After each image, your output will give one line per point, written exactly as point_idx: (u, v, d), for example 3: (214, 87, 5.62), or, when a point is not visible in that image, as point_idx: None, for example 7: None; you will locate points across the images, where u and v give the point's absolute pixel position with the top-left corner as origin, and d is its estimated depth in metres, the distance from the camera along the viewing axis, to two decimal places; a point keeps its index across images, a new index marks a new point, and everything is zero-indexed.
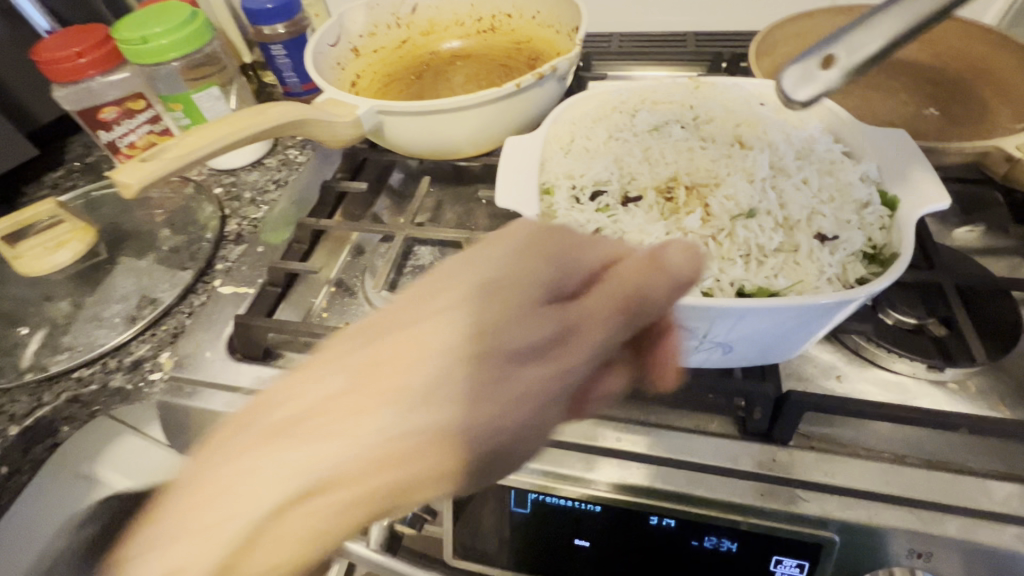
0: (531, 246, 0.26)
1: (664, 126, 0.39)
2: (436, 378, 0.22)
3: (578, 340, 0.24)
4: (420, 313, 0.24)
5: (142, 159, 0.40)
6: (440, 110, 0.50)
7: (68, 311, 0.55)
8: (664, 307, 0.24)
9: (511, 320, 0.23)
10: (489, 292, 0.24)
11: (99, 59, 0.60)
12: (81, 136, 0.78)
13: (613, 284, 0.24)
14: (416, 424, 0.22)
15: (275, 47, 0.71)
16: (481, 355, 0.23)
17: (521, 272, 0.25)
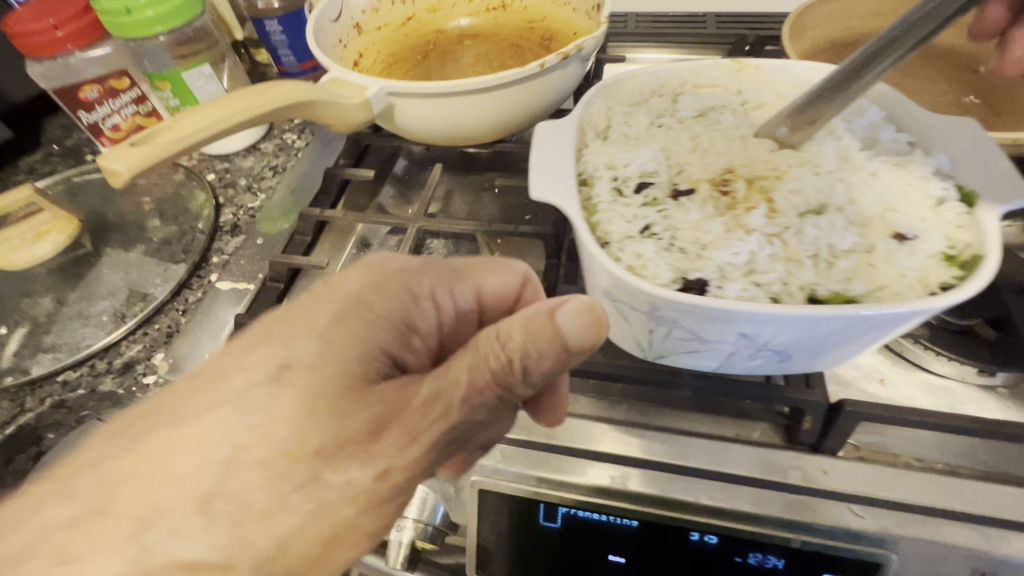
0: (349, 319, 0.32)
1: (710, 111, 0.36)
2: (253, 454, 0.27)
3: (397, 433, 0.28)
4: (218, 390, 0.28)
5: (131, 144, 0.36)
6: (458, 93, 0.46)
7: (50, 308, 0.51)
8: (536, 367, 0.31)
9: (337, 409, 0.28)
10: (347, 319, 0.32)
11: (78, 32, 0.55)
12: (58, 117, 0.72)
13: (483, 354, 0.30)
14: (256, 496, 0.26)
15: (270, 22, 0.66)
16: (308, 440, 0.27)
17: (363, 337, 0.32)
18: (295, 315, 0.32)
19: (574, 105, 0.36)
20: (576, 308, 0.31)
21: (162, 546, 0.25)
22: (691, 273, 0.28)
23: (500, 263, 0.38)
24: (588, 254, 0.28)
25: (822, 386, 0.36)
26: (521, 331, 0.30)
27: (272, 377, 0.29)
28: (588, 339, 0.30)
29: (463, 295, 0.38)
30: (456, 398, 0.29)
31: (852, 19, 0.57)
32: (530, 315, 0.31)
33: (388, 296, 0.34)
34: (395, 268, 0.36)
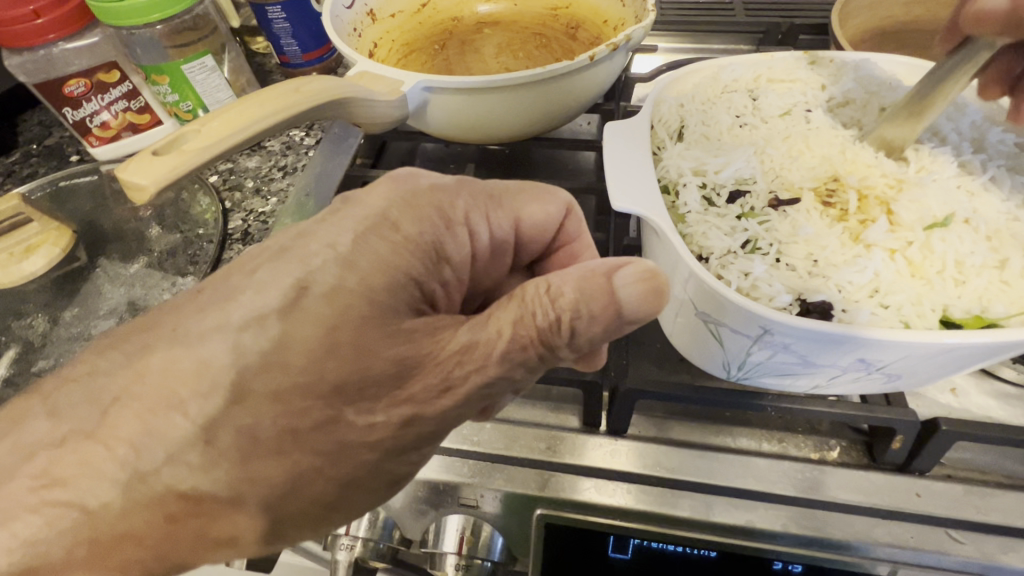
0: (375, 239, 0.27)
1: (794, 109, 0.34)
2: (267, 384, 0.23)
3: (424, 378, 0.25)
4: (223, 312, 0.25)
5: (153, 153, 0.32)
6: (501, 87, 0.42)
7: (44, 328, 0.46)
8: (585, 322, 0.26)
9: (358, 348, 0.24)
10: (375, 240, 0.27)
11: (61, 21, 0.50)
12: (37, 114, 0.66)
13: (527, 308, 0.26)
14: (265, 427, 0.23)
15: (273, 9, 0.61)
16: (326, 374, 0.23)
17: (390, 264, 0.26)
18: (313, 231, 0.27)
19: (644, 102, 0.33)
20: (638, 273, 0.25)
21: (158, 474, 0.23)
22: (811, 295, 0.26)
23: (544, 190, 0.33)
24: (699, 276, 0.26)
25: (905, 405, 0.34)
26: (573, 289, 0.26)
27: (289, 303, 0.24)
28: (648, 307, 0.26)
29: (504, 230, 0.32)
30: (492, 352, 0.26)
31: (894, 9, 0.53)
32: (585, 271, 0.26)
33: (419, 219, 0.28)
34: (427, 185, 0.30)
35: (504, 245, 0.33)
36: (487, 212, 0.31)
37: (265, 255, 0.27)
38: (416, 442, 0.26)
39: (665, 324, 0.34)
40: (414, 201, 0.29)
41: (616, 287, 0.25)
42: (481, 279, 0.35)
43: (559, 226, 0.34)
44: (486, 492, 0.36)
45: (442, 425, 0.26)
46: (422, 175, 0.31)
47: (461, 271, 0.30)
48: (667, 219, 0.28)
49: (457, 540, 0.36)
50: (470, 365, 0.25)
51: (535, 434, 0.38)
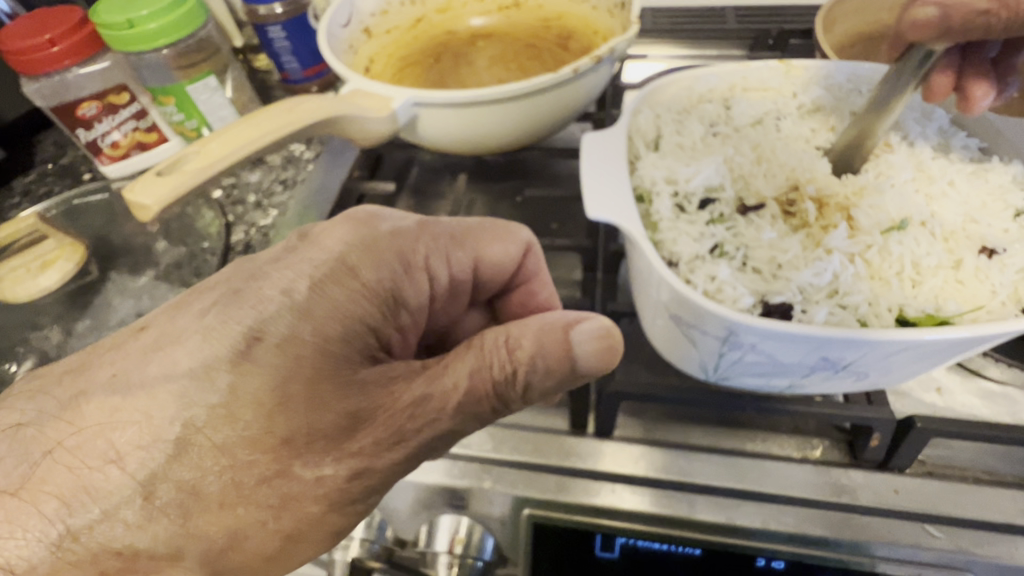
0: (332, 286, 0.30)
1: (766, 118, 0.35)
2: (212, 437, 0.25)
3: (374, 430, 0.27)
4: (166, 361, 0.26)
5: (156, 173, 0.35)
6: (488, 101, 0.44)
7: (59, 339, 0.48)
8: (534, 376, 0.29)
9: (311, 402, 0.26)
10: (342, 285, 0.30)
11: (74, 47, 0.52)
12: (52, 134, 0.70)
13: (484, 358, 0.29)
14: (209, 482, 0.25)
15: (273, 28, 0.63)
16: (275, 429, 0.25)
17: (347, 312, 0.29)
18: (266, 274, 0.30)
19: (623, 111, 0.34)
20: (595, 330, 0.29)
21: (91, 530, 0.24)
22: (772, 297, 0.27)
23: (505, 230, 0.37)
24: (665, 281, 0.27)
25: (886, 403, 0.35)
26: (530, 341, 0.29)
27: (239, 352, 0.26)
28: (600, 362, 0.29)
29: (462, 271, 0.37)
30: (446, 404, 0.28)
31: (881, 12, 0.53)
32: (545, 324, 0.30)
33: (379, 265, 0.31)
34: (388, 231, 0.33)
35: (462, 285, 0.38)
36: (447, 253, 0.35)
37: (232, 281, 0.29)
38: (365, 492, 0.27)
39: (646, 324, 0.35)
40: (374, 245, 0.32)
41: (573, 343, 0.29)
42: (442, 313, 0.40)
43: (519, 262, 0.38)
44: (476, 492, 0.37)
45: (383, 488, 0.28)
46: (382, 218, 0.34)
47: (418, 314, 0.34)
48: (639, 227, 0.29)
49: (449, 540, 0.38)
50: (428, 418, 0.28)
51: (523, 437, 0.39)
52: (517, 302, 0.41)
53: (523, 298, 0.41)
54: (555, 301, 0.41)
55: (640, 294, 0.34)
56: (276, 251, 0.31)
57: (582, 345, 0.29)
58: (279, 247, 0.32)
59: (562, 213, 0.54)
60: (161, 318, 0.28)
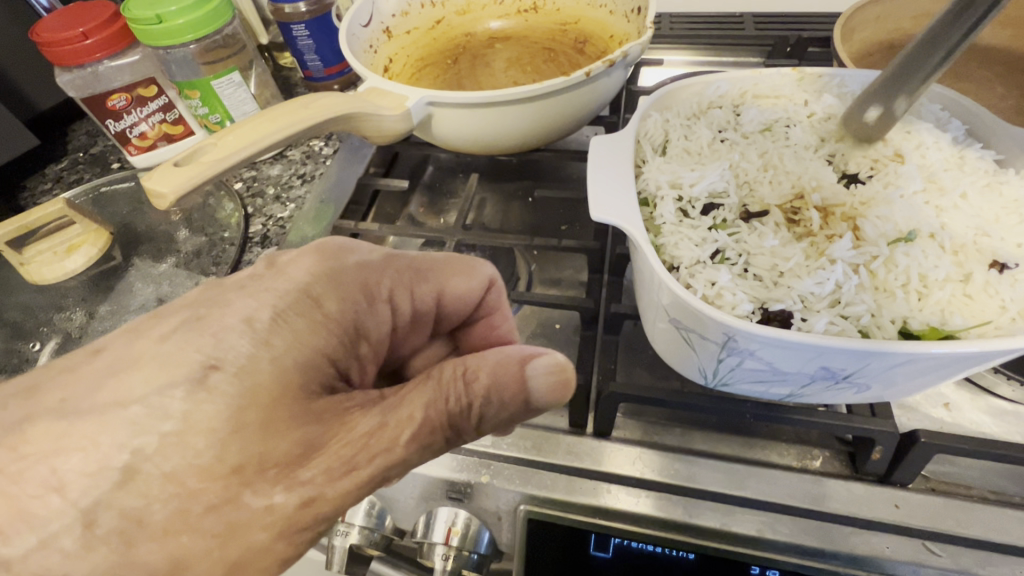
0: (295, 316, 0.29)
1: (774, 126, 0.35)
2: (159, 466, 0.23)
3: (327, 458, 0.26)
4: (139, 367, 0.26)
5: (175, 164, 0.35)
6: (499, 103, 0.44)
7: (82, 321, 0.50)
8: (488, 409, 0.30)
9: (266, 429, 0.25)
10: (303, 316, 0.29)
11: (107, 40, 0.55)
12: (85, 125, 0.73)
13: (440, 391, 0.29)
14: (154, 511, 0.23)
15: (297, 27, 0.64)
16: (235, 451, 0.24)
17: (312, 344, 0.29)
18: (228, 301, 0.29)
19: (630, 116, 0.34)
20: (548, 366, 0.31)
21: (25, 561, 0.22)
22: (772, 304, 0.27)
23: (468, 265, 0.38)
24: (666, 285, 0.27)
25: (889, 417, 0.34)
26: (488, 373, 0.30)
27: (193, 381, 0.25)
28: (553, 397, 0.31)
29: (423, 304, 0.37)
30: (400, 435, 0.28)
31: (903, 21, 0.52)
32: (502, 357, 0.31)
33: (343, 297, 0.32)
34: (355, 263, 0.34)
35: (421, 317, 0.38)
36: (411, 286, 0.36)
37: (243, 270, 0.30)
38: (314, 527, 0.25)
39: (647, 329, 0.35)
40: (337, 277, 0.32)
41: (528, 376, 0.30)
42: (401, 345, 0.39)
43: (481, 297, 0.39)
44: (474, 487, 0.38)
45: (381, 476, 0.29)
46: (351, 251, 0.34)
47: (378, 346, 0.34)
48: (644, 233, 0.29)
49: (445, 531, 0.38)
50: (383, 450, 0.27)
51: (521, 434, 0.39)
52: (477, 336, 0.42)
53: (485, 332, 0.41)
54: (515, 335, 0.41)
55: (644, 298, 0.34)
56: (243, 276, 0.31)
57: (533, 381, 0.31)
58: (244, 274, 0.31)
59: (572, 215, 0.55)
60: (118, 341, 0.27)
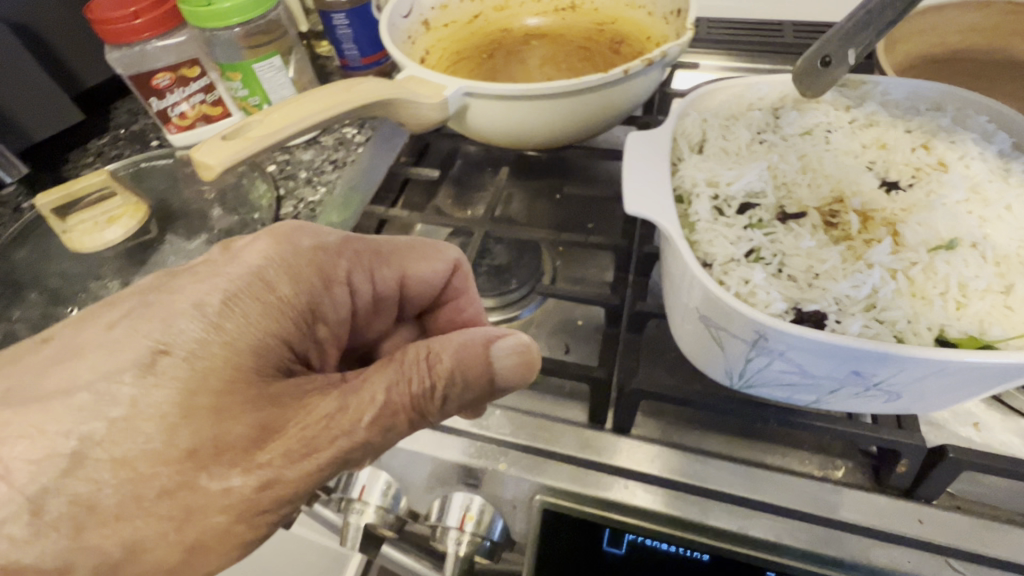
0: (247, 301, 0.30)
1: (816, 129, 0.34)
2: (113, 450, 0.25)
3: (285, 441, 0.27)
4: (98, 357, 0.27)
5: (223, 138, 0.37)
6: (534, 96, 0.44)
7: (117, 290, 0.53)
8: (449, 389, 0.31)
9: (218, 415, 0.26)
10: (252, 297, 0.30)
11: (155, 21, 0.56)
12: (126, 102, 0.75)
13: (403, 373, 0.31)
14: (106, 496, 0.25)
15: (337, 16, 0.66)
16: (183, 439, 0.26)
17: (264, 326, 0.30)
18: (176, 289, 0.30)
19: (668, 113, 0.34)
20: (512, 345, 0.33)
21: None
22: (806, 305, 0.27)
23: (431, 250, 0.41)
24: (698, 281, 0.27)
25: (917, 429, 0.34)
26: (451, 356, 0.32)
27: (142, 368, 0.27)
28: (515, 377, 0.33)
29: (384, 287, 0.40)
30: (361, 418, 0.29)
31: (948, 36, 0.52)
32: (464, 341, 0.33)
33: (297, 280, 0.33)
34: (308, 246, 0.34)
35: (382, 300, 0.41)
36: (371, 270, 0.38)
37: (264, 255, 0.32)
38: (282, 500, 0.27)
39: (673, 326, 0.35)
40: (292, 257, 0.33)
41: (492, 357, 0.33)
42: (365, 326, 0.42)
43: (446, 280, 0.42)
44: (492, 475, 0.38)
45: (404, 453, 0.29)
46: (306, 232, 0.35)
47: (338, 327, 0.36)
48: (676, 227, 0.29)
49: (460, 516, 0.38)
50: (349, 430, 0.29)
51: (540, 424, 0.39)
52: (444, 318, 0.44)
53: (450, 313, 0.44)
54: (481, 316, 0.43)
55: (671, 297, 0.35)
56: (195, 264, 0.32)
57: (487, 364, 0.33)
58: (199, 259, 0.32)
59: (597, 214, 0.55)
60: (67, 331, 0.29)
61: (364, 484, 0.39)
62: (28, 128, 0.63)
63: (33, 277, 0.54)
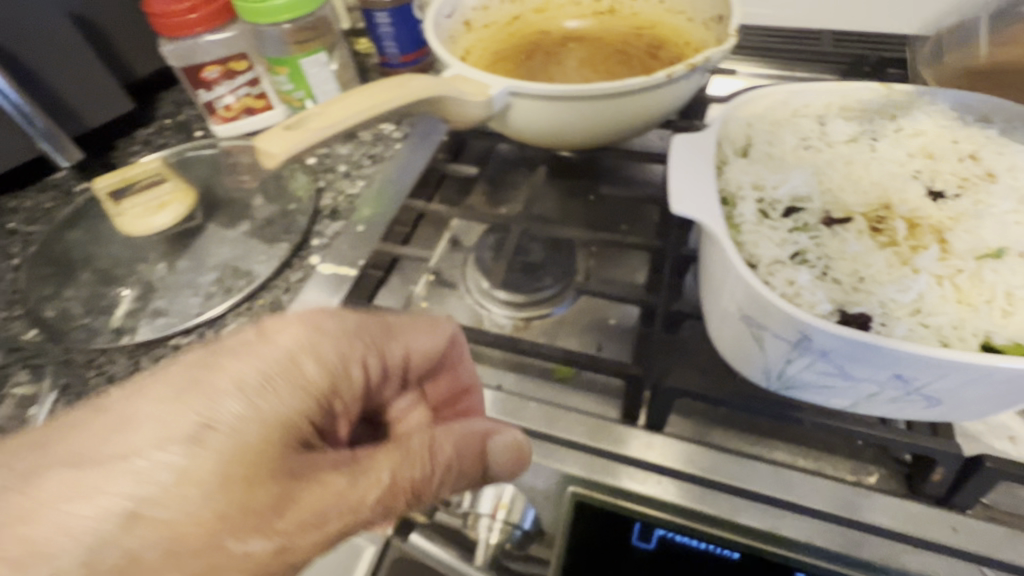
0: (280, 381, 0.32)
1: (861, 137, 0.35)
2: (158, 513, 0.27)
3: (300, 513, 0.29)
4: (155, 423, 0.28)
5: (285, 127, 0.38)
6: (576, 97, 0.45)
7: (164, 273, 0.55)
8: (445, 477, 0.34)
9: (250, 486, 0.28)
10: (276, 381, 0.31)
11: (209, 16, 0.59)
12: (171, 93, 0.78)
13: (409, 458, 0.33)
14: (149, 551, 0.26)
15: (379, 14, 0.67)
16: (219, 508, 0.27)
17: (283, 410, 0.31)
18: (219, 365, 0.31)
19: (715, 116, 0.35)
20: (509, 442, 0.35)
21: None
22: (851, 307, 0.27)
23: (434, 324, 0.39)
24: (744, 280, 0.28)
25: (952, 437, 0.34)
26: (451, 446, 0.34)
27: (188, 439, 0.28)
28: (510, 468, 0.35)
29: (392, 361, 0.39)
30: (368, 497, 0.31)
31: None
32: (466, 431, 0.35)
33: (319, 362, 0.33)
34: (337, 329, 0.35)
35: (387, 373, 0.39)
36: (382, 347, 0.38)
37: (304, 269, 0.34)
38: (290, 566, 0.29)
39: (709, 326, 0.36)
40: (311, 339, 0.34)
41: (489, 449, 0.35)
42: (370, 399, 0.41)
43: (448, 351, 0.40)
44: (526, 466, 0.40)
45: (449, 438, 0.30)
46: (329, 317, 0.35)
47: (350, 404, 0.36)
48: (721, 226, 0.30)
49: (493, 504, 0.40)
50: (355, 510, 0.31)
51: (575, 418, 0.40)
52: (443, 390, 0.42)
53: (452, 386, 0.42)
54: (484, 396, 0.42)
55: (708, 298, 0.35)
56: (233, 340, 0.33)
57: (485, 453, 0.35)
58: (235, 337, 0.33)
59: (629, 216, 0.56)
60: (120, 396, 0.30)
61: None
62: (81, 114, 0.66)
63: (85, 258, 0.57)
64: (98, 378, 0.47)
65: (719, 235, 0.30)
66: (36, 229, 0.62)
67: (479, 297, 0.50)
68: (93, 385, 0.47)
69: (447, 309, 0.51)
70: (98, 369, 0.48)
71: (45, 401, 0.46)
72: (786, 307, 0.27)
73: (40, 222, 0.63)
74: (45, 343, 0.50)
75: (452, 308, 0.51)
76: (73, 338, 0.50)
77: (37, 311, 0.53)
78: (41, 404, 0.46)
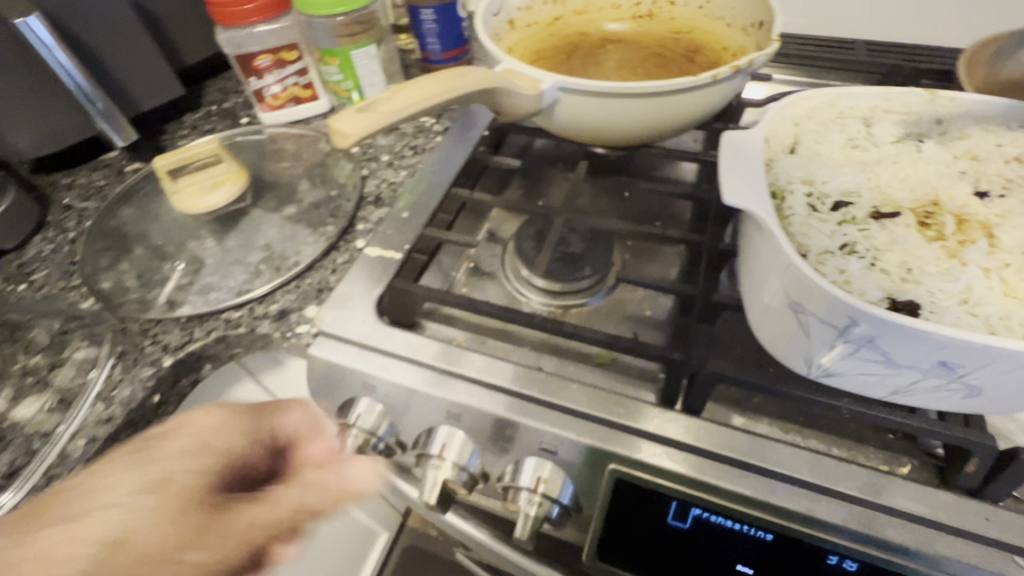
0: (172, 450, 0.35)
1: (907, 139, 0.36)
2: (133, 549, 0.31)
3: (208, 549, 0.32)
4: (113, 487, 0.33)
5: (355, 111, 0.40)
6: (624, 94, 0.47)
7: (214, 250, 0.57)
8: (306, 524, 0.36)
9: (153, 519, 0.32)
10: (195, 449, 0.36)
11: (264, 7, 0.61)
12: (217, 82, 0.80)
13: (308, 490, 0.36)
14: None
15: (425, 11, 0.69)
16: (154, 543, 0.31)
17: (169, 472, 0.34)
18: (171, 433, 0.36)
19: (763, 117, 0.37)
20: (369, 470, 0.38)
21: None
22: (900, 295, 0.29)
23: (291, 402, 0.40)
24: (796, 266, 0.29)
25: (986, 430, 0.35)
26: (316, 487, 0.37)
27: (141, 490, 0.33)
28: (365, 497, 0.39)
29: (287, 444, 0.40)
30: (266, 536, 0.34)
31: None
32: (307, 473, 0.38)
33: (220, 432, 0.37)
34: (230, 410, 0.38)
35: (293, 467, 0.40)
36: (289, 422, 0.40)
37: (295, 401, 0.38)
38: None
39: (751, 315, 0.37)
40: (227, 412, 0.38)
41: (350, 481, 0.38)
42: None
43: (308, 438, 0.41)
44: (567, 443, 0.40)
45: None
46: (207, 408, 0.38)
47: (258, 474, 0.38)
48: (774, 216, 0.31)
49: (533, 478, 0.41)
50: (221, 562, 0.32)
51: (616, 400, 0.41)
52: None
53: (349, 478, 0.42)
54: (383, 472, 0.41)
55: (749, 288, 0.37)
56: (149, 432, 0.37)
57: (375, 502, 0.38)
58: (168, 420, 0.37)
59: (663, 214, 0.59)
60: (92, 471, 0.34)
61: (444, 442, 0.43)
62: (134, 96, 0.69)
63: (139, 234, 0.59)
64: (153, 347, 0.49)
65: (771, 224, 0.31)
66: (90, 205, 0.65)
67: (519, 284, 0.52)
68: (148, 354, 0.48)
69: (486, 294, 0.53)
70: (152, 339, 0.49)
71: (102, 367, 0.48)
72: (838, 293, 0.28)
73: (93, 199, 0.65)
74: (101, 312, 0.52)
75: (491, 293, 0.53)
76: (128, 309, 0.52)
77: (94, 282, 0.55)
78: (98, 370, 0.48)
